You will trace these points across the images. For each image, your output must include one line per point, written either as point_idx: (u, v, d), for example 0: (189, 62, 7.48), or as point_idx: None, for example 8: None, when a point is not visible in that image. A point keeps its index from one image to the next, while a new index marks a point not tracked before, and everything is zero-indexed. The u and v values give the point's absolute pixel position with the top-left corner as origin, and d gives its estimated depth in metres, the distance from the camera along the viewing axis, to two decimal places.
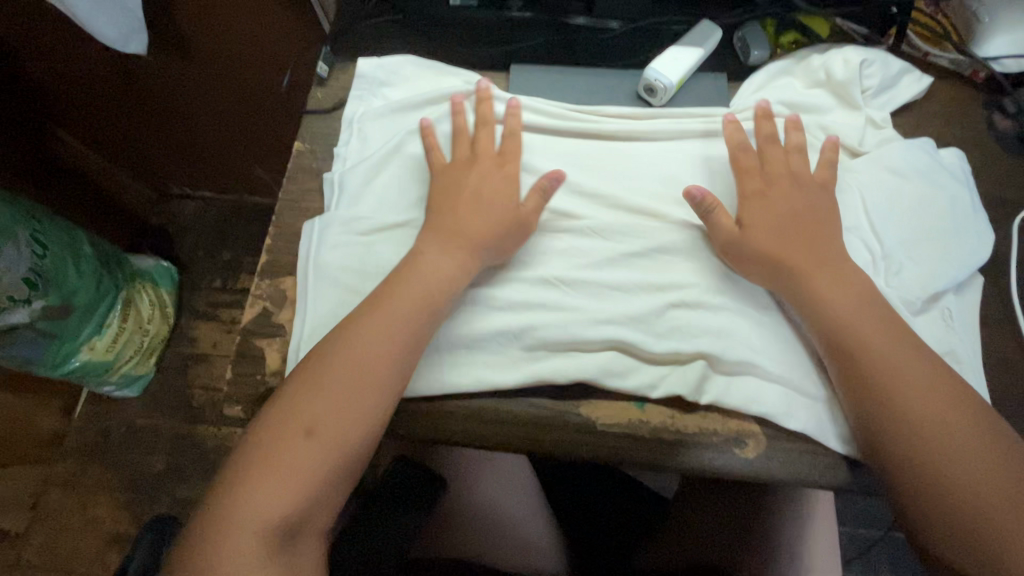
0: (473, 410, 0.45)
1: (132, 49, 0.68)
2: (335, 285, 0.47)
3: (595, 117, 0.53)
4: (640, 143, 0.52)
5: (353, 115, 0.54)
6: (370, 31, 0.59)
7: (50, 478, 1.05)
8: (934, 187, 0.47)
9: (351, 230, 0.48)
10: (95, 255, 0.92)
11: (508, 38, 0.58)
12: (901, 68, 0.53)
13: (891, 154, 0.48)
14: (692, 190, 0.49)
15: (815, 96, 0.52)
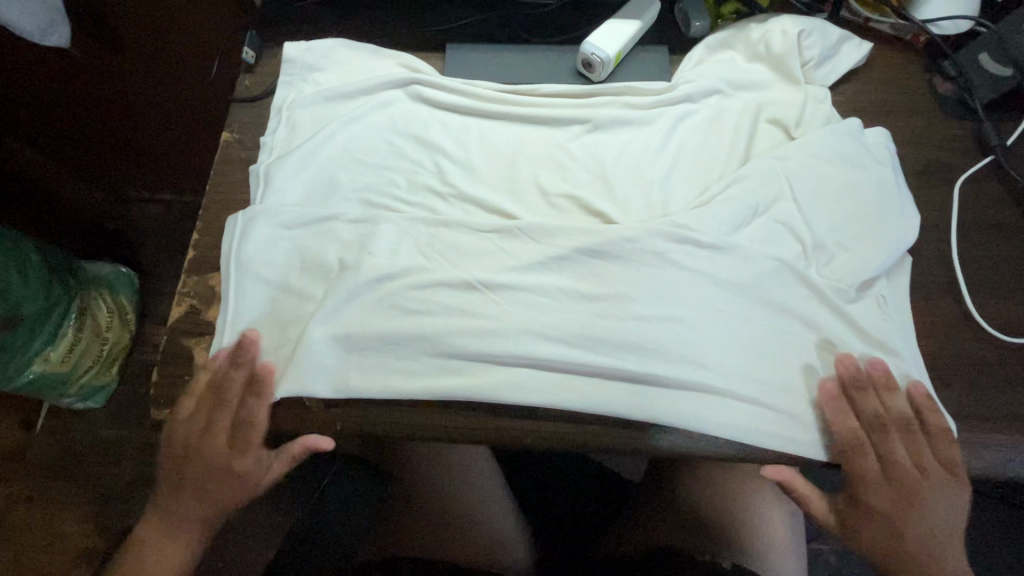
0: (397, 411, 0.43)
1: (53, 43, 0.65)
2: (262, 285, 0.45)
3: (536, 98, 0.52)
4: (581, 124, 0.50)
5: (284, 101, 0.52)
6: (300, 15, 0.57)
7: (12, 496, 1.02)
8: (860, 170, 0.47)
9: (277, 226, 0.46)
10: (44, 262, 0.88)
11: (443, 17, 0.56)
12: (840, 36, 0.52)
13: (821, 136, 0.48)
14: (633, 170, 0.48)
15: (756, 74, 0.52)
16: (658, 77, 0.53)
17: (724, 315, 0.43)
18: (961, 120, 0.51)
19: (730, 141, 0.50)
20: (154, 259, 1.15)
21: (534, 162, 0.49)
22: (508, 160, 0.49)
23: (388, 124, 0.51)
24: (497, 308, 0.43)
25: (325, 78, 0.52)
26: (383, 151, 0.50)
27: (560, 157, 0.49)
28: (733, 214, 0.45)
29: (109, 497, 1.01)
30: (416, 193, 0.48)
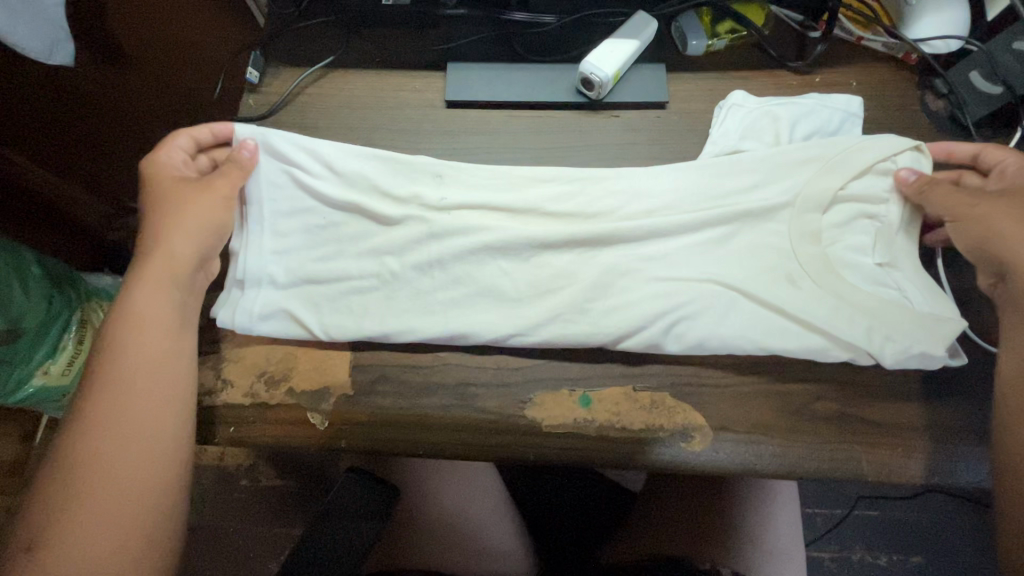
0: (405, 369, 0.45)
1: (59, 61, 0.65)
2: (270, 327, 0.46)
3: (535, 201, 0.48)
4: (584, 221, 0.48)
5: (263, 193, 0.48)
6: (303, 35, 0.58)
7: (11, 509, 1.10)
8: (891, 305, 0.43)
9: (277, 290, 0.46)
10: (44, 276, 0.90)
11: (447, 37, 0.57)
12: (841, 117, 0.51)
13: (842, 240, 0.46)
14: (636, 268, 0.46)
15: (798, 187, 0.48)
16: (655, 96, 0.54)
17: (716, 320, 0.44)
18: (951, 135, 0.52)
19: (761, 247, 0.46)
20: None
21: (538, 275, 0.46)
22: (517, 270, 0.46)
23: (387, 235, 0.48)
24: (494, 331, 0.44)
25: (312, 170, 0.49)
26: (375, 265, 0.47)
27: (560, 262, 0.47)
28: (740, 340, 0.43)
29: None
30: (408, 314, 0.45)
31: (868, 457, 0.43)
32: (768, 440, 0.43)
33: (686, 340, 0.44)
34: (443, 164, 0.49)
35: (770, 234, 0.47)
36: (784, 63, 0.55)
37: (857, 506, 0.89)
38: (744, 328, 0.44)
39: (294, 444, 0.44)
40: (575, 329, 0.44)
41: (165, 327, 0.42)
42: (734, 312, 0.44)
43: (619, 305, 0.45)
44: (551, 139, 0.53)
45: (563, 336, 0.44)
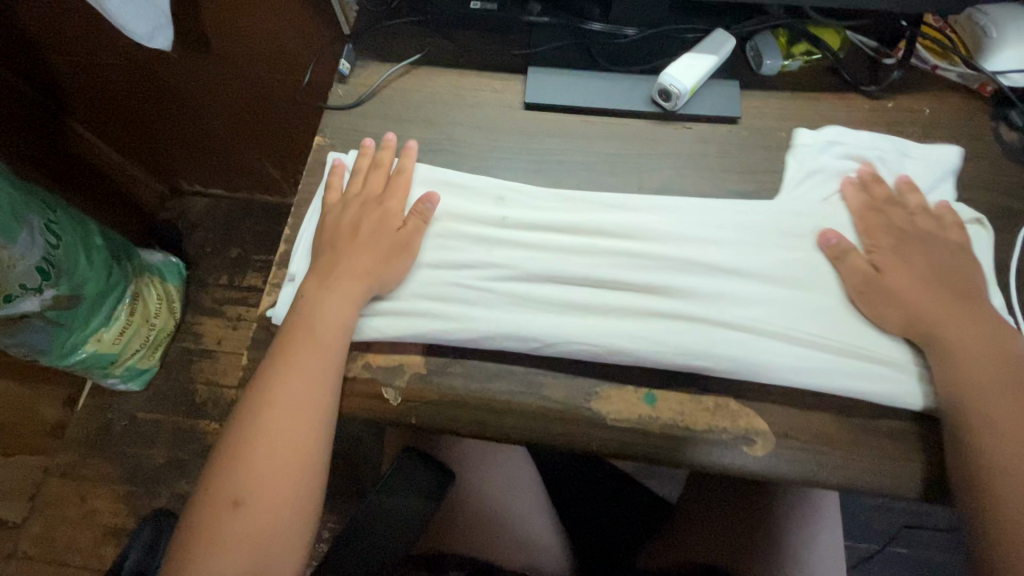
0: (476, 362, 0.47)
1: (158, 44, 0.70)
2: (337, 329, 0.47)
3: (603, 215, 0.50)
4: (647, 239, 0.49)
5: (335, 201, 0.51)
6: (391, 33, 0.61)
7: (50, 469, 1.18)
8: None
9: None
10: (106, 248, 1.02)
11: (528, 42, 0.60)
12: (894, 149, 0.52)
13: None
14: (699, 285, 0.47)
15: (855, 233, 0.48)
16: (729, 110, 0.55)
17: (781, 343, 0.45)
18: None
19: (823, 280, 0.47)
20: (202, 251, 1.35)
21: (594, 297, 0.47)
22: (574, 291, 0.47)
23: (452, 251, 0.49)
24: (563, 339, 0.45)
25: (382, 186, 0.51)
26: (437, 278, 0.48)
27: (627, 276, 0.48)
28: (803, 372, 0.44)
29: (142, 479, 1.17)
30: (477, 317, 0.46)
31: (933, 477, 0.43)
32: (829, 452, 0.44)
33: (750, 363, 0.44)
34: (503, 187, 0.52)
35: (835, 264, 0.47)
36: (858, 87, 0.56)
37: (889, 544, 0.87)
38: (809, 357, 0.44)
39: (368, 417, 0.46)
40: (639, 340, 0.45)
41: (328, 323, 0.45)
42: (798, 339, 0.45)
43: (685, 322, 0.46)
44: (624, 146, 0.55)
45: (629, 347, 0.45)
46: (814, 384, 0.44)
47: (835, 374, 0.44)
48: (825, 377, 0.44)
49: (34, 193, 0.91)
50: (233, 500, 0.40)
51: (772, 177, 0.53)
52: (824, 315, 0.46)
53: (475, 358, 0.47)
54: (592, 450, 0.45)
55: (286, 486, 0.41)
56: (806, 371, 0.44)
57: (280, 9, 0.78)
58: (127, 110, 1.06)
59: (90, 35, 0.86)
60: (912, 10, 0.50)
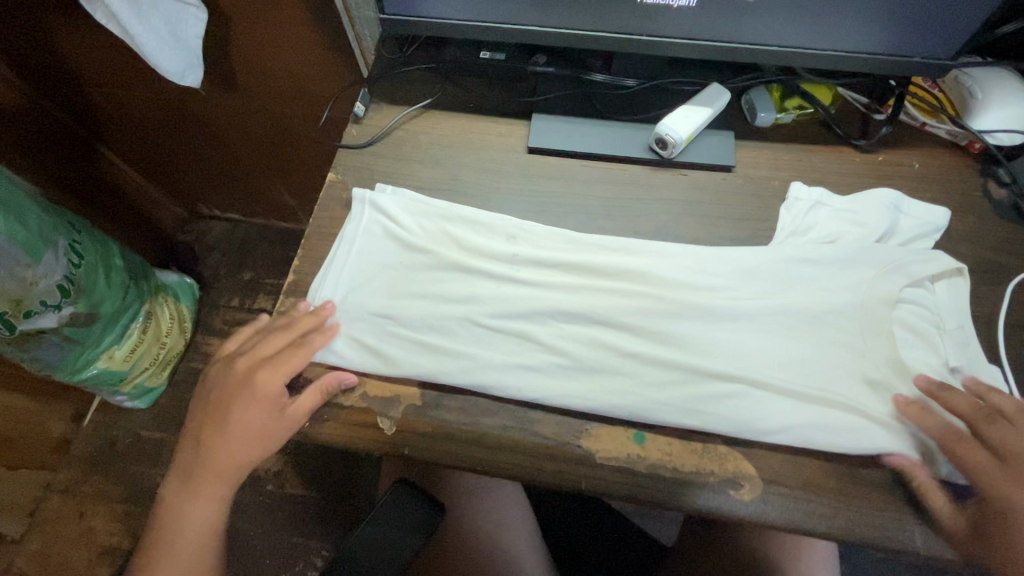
0: (469, 398, 0.48)
1: (188, 82, 0.75)
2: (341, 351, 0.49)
3: (601, 258, 0.52)
4: (643, 285, 0.51)
5: (351, 232, 0.54)
6: (405, 78, 0.65)
7: (51, 485, 1.20)
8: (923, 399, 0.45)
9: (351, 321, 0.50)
10: (124, 268, 1.06)
11: (534, 90, 0.63)
12: (886, 197, 0.54)
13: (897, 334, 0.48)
14: (691, 331, 0.49)
15: (850, 285, 0.49)
16: (723, 160, 0.58)
17: (770, 392, 0.46)
18: (1013, 222, 0.54)
19: (813, 329, 0.48)
20: (215, 273, 1.39)
21: (591, 336, 0.49)
22: (571, 333, 0.49)
23: (456, 284, 0.51)
24: (557, 379, 0.47)
25: (397, 216, 0.55)
26: (437, 307, 0.50)
27: (623, 321, 0.49)
28: (792, 421, 0.45)
29: (140, 498, 1.18)
30: (473, 350, 0.48)
31: (922, 528, 0.43)
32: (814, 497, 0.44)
33: (738, 410, 0.45)
34: (516, 226, 0.54)
35: (827, 314, 0.49)
36: (849, 140, 0.58)
37: None
38: (799, 406, 0.45)
39: (362, 446, 0.47)
40: (630, 384, 0.47)
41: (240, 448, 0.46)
42: (787, 388, 0.46)
43: (678, 367, 0.47)
44: (621, 190, 0.58)
45: (620, 389, 0.46)
46: (802, 434, 0.44)
47: (825, 425, 0.44)
48: (813, 429, 0.44)
49: (61, 215, 0.95)
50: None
51: (764, 224, 0.55)
52: (811, 366, 0.47)
53: (470, 394, 0.48)
54: (579, 490, 0.46)
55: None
56: (796, 419, 0.45)
57: (306, 52, 0.83)
58: (154, 138, 1.11)
59: (127, 70, 0.92)
60: (898, 71, 0.52)
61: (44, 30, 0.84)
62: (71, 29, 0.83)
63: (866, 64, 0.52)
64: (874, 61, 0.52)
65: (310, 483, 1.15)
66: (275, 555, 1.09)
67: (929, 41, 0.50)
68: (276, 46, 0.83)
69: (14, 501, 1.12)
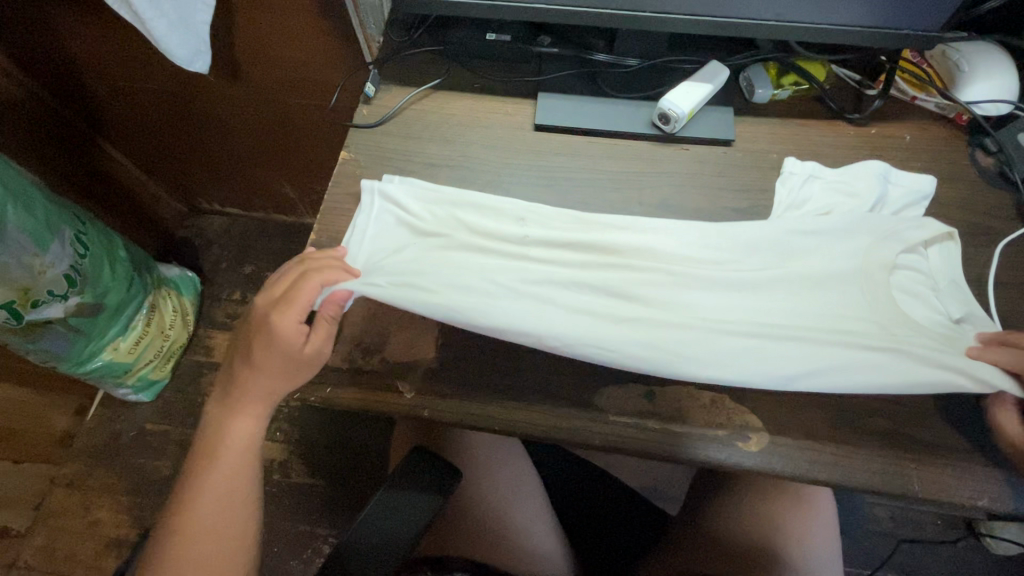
0: (486, 363, 0.50)
1: (196, 69, 0.76)
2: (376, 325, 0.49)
3: (610, 229, 0.54)
4: (651, 253, 0.53)
5: (362, 222, 0.55)
6: (413, 60, 0.66)
7: (56, 478, 1.20)
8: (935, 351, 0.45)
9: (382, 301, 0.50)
10: (128, 259, 1.07)
11: (539, 70, 0.65)
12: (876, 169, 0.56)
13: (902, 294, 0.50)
14: (698, 296, 0.50)
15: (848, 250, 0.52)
16: (723, 134, 0.60)
17: (777, 350, 0.47)
18: (1000, 189, 0.56)
19: (815, 292, 0.50)
20: (217, 266, 1.40)
21: (605, 305, 0.50)
22: (584, 299, 0.50)
23: (470, 262, 0.52)
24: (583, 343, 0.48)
25: (405, 204, 0.56)
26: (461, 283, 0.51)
27: (632, 287, 0.51)
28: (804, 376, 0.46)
29: (146, 490, 1.18)
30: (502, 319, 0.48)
31: (918, 474, 0.45)
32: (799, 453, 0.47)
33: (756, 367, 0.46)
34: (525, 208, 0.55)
35: (828, 278, 0.51)
36: (843, 115, 0.60)
37: (885, 568, 0.94)
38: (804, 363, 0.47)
39: (382, 410, 0.49)
40: (648, 346, 0.48)
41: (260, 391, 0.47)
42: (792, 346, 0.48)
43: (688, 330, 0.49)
44: (625, 165, 0.60)
45: (640, 351, 0.47)
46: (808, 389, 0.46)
47: (833, 379, 0.46)
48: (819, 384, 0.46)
49: (66, 206, 0.96)
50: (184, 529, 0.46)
51: (764, 195, 0.57)
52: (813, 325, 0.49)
53: (486, 360, 0.50)
54: (593, 447, 0.47)
55: (222, 521, 0.47)
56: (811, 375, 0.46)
57: (311, 40, 0.84)
58: (156, 131, 1.12)
59: (131, 61, 0.93)
60: (889, 45, 0.55)
61: (49, 20, 0.85)
62: (76, 20, 0.84)
63: (858, 39, 0.54)
64: (866, 35, 0.54)
65: (316, 472, 1.16)
66: (283, 543, 1.11)
67: (917, 16, 0.52)
68: (281, 33, 0.84)
69: (19, 495, 1.12)
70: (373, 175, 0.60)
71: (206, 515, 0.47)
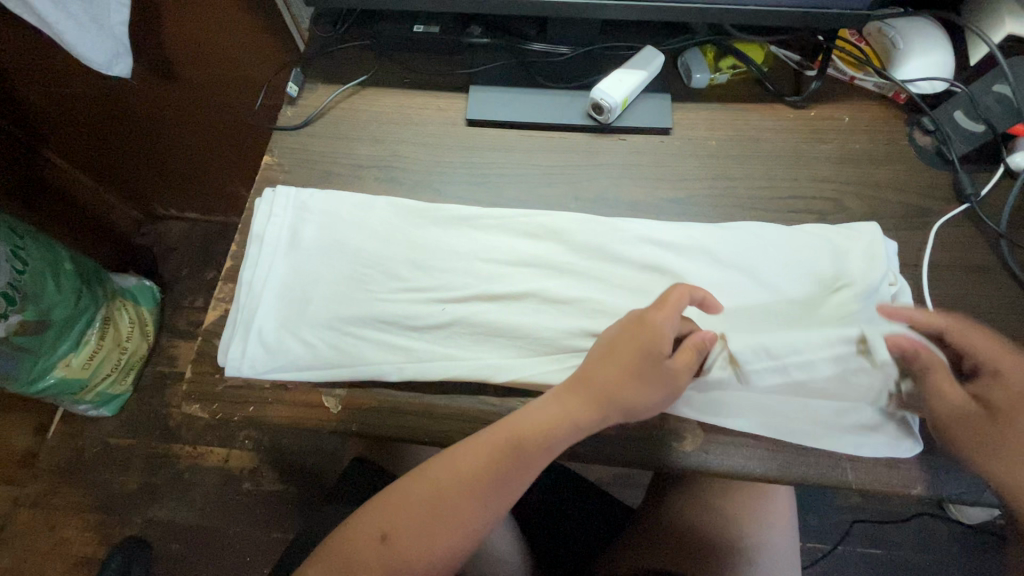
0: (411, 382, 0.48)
1: (118, 72, 0.72)
2: (278, 356, 0.47)
3: (544, 232, 0.52)
4: (584, 254, 0.51)
5: (264, 229, 0.52)
6: (339, 56, 0.64)
7: (19, 499, 1.16)
8: None
9: (291, 326, 0.48)
10: (75, 272, 1.02)
11: (471, 63, 0.62)
12: (780, 160, 0.57)
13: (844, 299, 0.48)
14: (630, 298, 0.49)
15: (780, 242, 0.51)
16: (660, 121, 0.58)
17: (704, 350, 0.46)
18: (940, 169, 0.55)
19: (749, 291, 0.49)
20: (177, 273, 1.37)
21: (537, 315, 0.48)
22: (512, 306, 0.49)
23: (376, 291, 0.50)
24: (506, 360, 0.47)
25: (327, 218, 0.53)
26: (373, 310, 0.49)
27: (558, 292, 0.49)
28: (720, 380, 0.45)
29: (113, 506, 1.15)
30: (415, 342, 0.48)
31: (850, 464, 0.46)
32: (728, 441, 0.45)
33: None
34: (453, 212, 0.53)
35: (756, 271, 0.50)
36: (782, 97, 0.59)
37: (847, 542, 0.96)
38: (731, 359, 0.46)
39: (309, 426, 0.47)
40: (570, 360, 0.47)
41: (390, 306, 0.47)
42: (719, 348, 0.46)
43: None
44: (563, 158, 0.58)
45: (564, 368, 0.46)
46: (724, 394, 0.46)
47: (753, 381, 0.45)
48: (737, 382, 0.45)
49: (1, 221, 0.91)
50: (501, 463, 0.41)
51: (702, 183, 0.56)
52: (744, 321, 0.47)
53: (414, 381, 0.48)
54: None
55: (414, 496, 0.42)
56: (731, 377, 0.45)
57: (244, 37, 0.81)
58: (95, 136, 1.07)
59: (58, 65, 0.87)
60: (822, 25, 0.53)
61: None
62: None
63: (791, 19, 0.53)
64: (798, 16, 0.52)
65: (286, 479, 1.14)
66: (256, 551, 1.10)
67: None
68: (211, 31, 0.80)
69: None
70: (298, 179, 0.57)
71: (454, 465, 0.41)
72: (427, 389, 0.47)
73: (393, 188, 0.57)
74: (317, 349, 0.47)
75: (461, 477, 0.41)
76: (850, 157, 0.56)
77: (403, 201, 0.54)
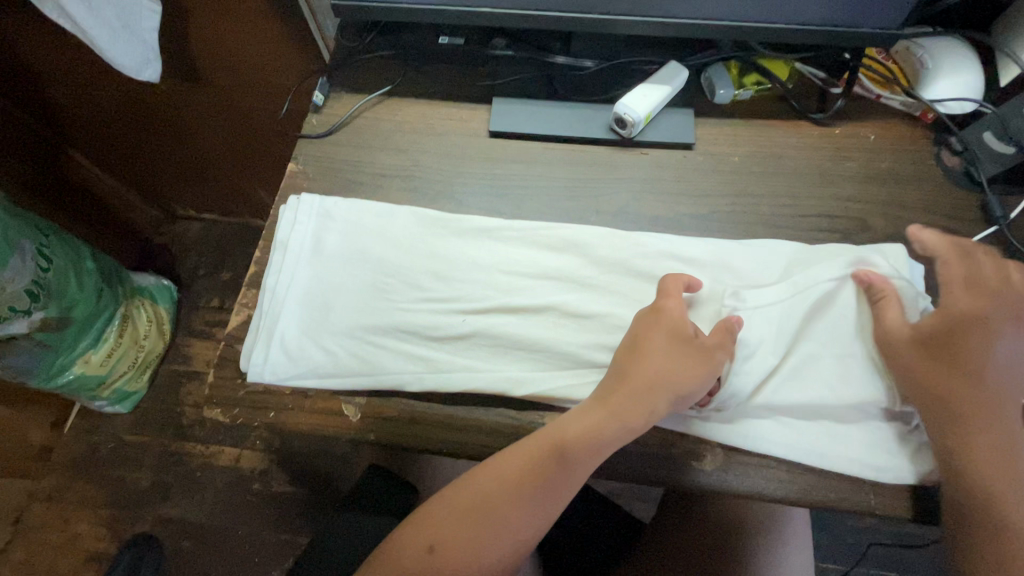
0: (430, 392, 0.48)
1: (147, 77, 0.73)
2: (300, 363, 0.48)
3: (565, 245, 0.52)
4: (605, 268, 0.51)
5: (288, 236, 0.53)
6: (364, 65, 0.64)
7: (34, 493, 1.18)
8: None
9: (312, 333, 0.49)
10: (97, 270, 1.04)
11: (494, 75, 0.63)
12: (804, 177, 0.56)
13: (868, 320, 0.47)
14: None
15: (802, 260, 0.51)
16: (682, 137, 0.58)
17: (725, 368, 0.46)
18: (967, 190, 0.55)
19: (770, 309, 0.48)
20: (194, 273, 1.38)
21: (557, 329, 0.48)
22: (532, 319, 0.49)
23: (396, 299, 0.50)
24: (525, 373, 0.47)
25: (348, 225, 0.53)
26: (393, 319, 0.49)
27: (579, 305, 0.49)
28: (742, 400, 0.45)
29: (125, 503, 1.16)
30: (435, 352, 0.48)
31: (874, 488, 0.45)
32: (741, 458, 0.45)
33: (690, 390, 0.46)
34: (473, 223, 0.53)
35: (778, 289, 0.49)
36: (806, 114, 0.58)
37: (863, 564, 0.94)
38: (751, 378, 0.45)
39: (329, 433, 0.47)
40: (591, 374, 0.47)
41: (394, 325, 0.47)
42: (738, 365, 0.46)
43: None
44: (584, 171, 0.58)
45: (583, 382, 0.46)
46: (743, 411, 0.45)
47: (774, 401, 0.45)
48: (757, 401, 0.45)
49: (29, 219, 0.93)
50: (546, 469, 0.41)
51: (725, 200, 0.56)
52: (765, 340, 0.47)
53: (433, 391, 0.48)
54: None
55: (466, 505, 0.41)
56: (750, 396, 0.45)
57: (270, 44, 0.82)
58: (119, 137, 1.09)
59: (86, 68, 0.89)
60: (849, 44, 0.53)
61: None
62: (25, 28, 0.81)
63: (818, 37, 0.52)
64: (826, 34, 0.52)
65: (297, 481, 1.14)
66: (266, 551, 1.11)
67: (876, 14, 0.50)
68: (238, 38, 0.81)
69: None
70: (321, 187, 0.58)
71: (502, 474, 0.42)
72: (445, 400, 0.48)
73: (415, 198, 0.57)
74: (337, 356, 0.48)
75: (510, 483, 0.41)
76: (876, 176, 0.56)
77: (424, 210, 0.54)
